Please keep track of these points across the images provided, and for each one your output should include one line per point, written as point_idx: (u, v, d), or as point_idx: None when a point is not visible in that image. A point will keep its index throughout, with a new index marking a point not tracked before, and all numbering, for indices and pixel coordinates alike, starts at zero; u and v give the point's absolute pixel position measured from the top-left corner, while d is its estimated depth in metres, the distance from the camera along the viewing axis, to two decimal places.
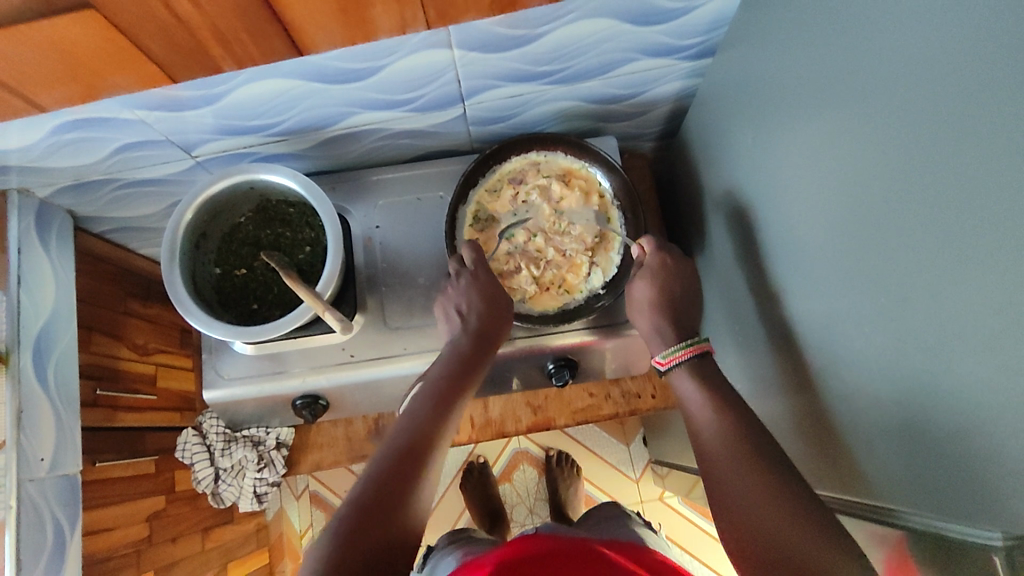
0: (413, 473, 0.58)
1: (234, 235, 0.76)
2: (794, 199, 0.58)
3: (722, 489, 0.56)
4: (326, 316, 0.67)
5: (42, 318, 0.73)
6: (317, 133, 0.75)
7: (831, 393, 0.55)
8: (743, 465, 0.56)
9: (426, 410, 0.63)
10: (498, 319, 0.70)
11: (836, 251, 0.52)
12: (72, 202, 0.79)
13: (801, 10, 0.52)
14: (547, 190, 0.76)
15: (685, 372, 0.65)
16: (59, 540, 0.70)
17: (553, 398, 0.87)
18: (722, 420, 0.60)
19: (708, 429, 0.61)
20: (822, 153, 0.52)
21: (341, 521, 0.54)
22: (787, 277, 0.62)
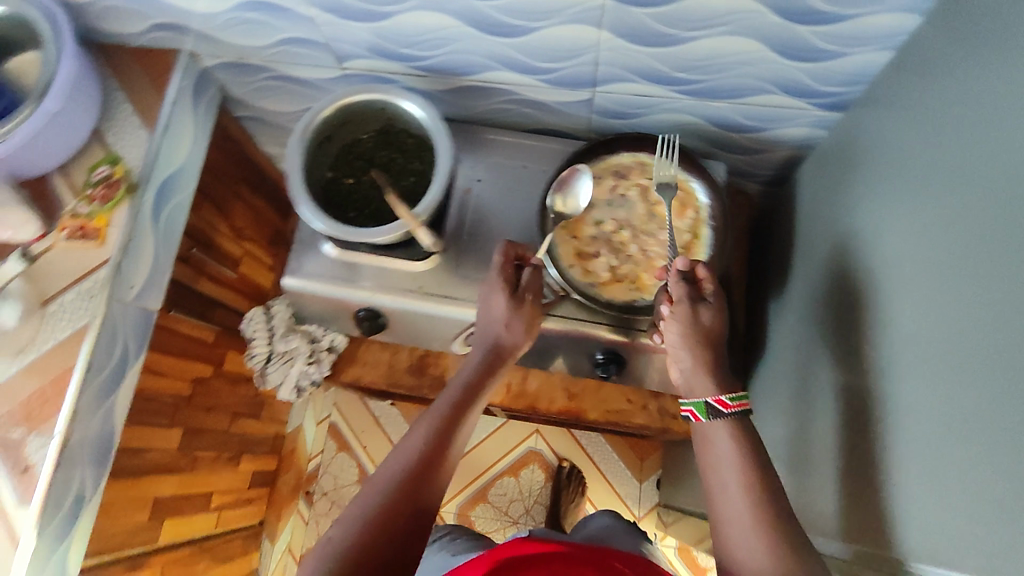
0: (421, 488, 0.60)
1: (354, 148, 0.83)
2: (892, 256, 0.59)
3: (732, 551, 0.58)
4: (419, 232, 0.72)
5: (172, 167, 0.82)
6: (455, 78, 0.80)
7: (886, 448, 0.55)
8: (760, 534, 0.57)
9: (438, 418, 0.65)
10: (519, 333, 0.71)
11: (924, 308, 0.52)
12: (226, 79, 0.88)
13: (952, 72, 0.53)
14: (646, 191, 0.78)
15: (730, 428, 0.63)
16: (120, 364, 0.75)
17: (590, 391, 0.88)
18: (750, 484, 0.60)
19: (749, 538, 0.57)
20: (937, 214, 0.52)
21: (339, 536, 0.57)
22: (866, 331, 0.61)
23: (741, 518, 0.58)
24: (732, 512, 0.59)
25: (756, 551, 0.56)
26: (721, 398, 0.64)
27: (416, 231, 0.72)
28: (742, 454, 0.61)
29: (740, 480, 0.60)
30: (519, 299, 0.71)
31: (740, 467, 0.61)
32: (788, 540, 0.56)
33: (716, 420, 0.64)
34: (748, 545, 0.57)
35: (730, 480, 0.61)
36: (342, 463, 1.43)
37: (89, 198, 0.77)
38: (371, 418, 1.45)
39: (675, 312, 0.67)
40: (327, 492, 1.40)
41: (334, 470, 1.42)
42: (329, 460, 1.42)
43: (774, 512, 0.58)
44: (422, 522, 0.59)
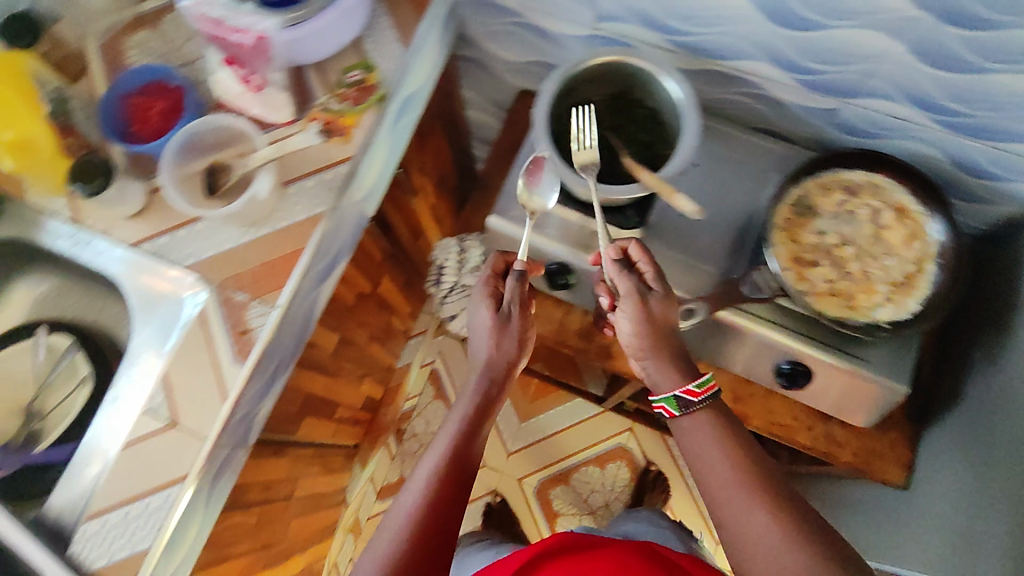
0: (448, 505, 0.63)
1: (583, 107, 0.82)
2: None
3: (736, 542, 0.60)
4: (676, 197, 0.69)
5: (411, 87, 0.84)
6: (707, 60, 0.80)
7: None
8: (769, 513, 0.59)
9: (455, 430, 0.68)
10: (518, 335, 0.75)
11: None
12: (469, 15, 0.89)
13: None
14: (877, 214, 0.77)
15: (712, 416, 0.67)
16: (333, 258, 0.80)
17: (756, 399, 0.87)
18: (737, 466, 0.62)
19: (752, 514, 0.59)
20: None
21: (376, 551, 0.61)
22: None
23: (746, 501, 0.60)
24: (729, 490, 0.61)
25: (763, 524, 0.58)
26: (688, 388, 0.67)
27: (673, 195, 0.69)
28: (727, 436, 0.65)
29: (729, 460, 0.63)
30: (507, 313, 0.75)
31: (728, 447, 0.64)
32: (794, 512, 0.59)
33: (689, 412, 0.67)
34: (750, 519, 0.59)
35: (718, 473, 0.63)
36: (435, 412, 1.48)
37: (341, 96, 0.79)
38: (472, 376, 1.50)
39: (625, 301, 0.70)
40: (418, 433, 1.47)
41: (426, 416, 1.48)
42: (423, 405, 1.48)
43: (773, 489, 0.61)
44: (448, 531, 0.63)
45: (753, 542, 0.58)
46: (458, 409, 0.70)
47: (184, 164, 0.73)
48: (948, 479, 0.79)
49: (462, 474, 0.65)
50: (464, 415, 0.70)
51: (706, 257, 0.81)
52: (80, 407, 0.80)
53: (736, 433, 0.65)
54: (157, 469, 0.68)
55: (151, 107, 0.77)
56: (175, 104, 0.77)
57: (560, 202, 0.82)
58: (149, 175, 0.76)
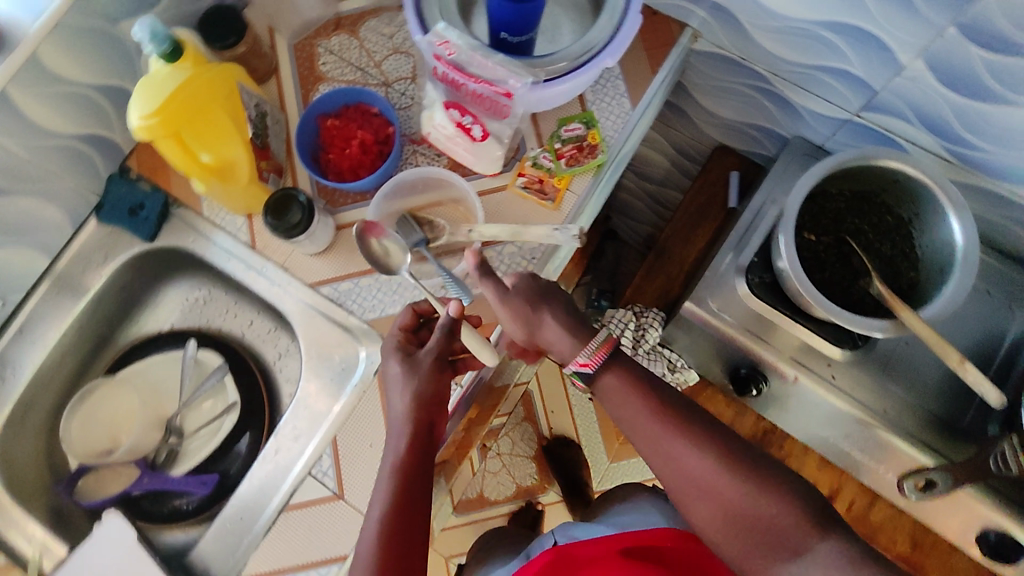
0: (419, 447, 0.56)
1: (823, 200, 0.73)
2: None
3: (701, 511, 0.52)
4: (964, 369, 0.59)
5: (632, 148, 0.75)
6: (983, 178, 0.69)
7: None
8: (705, 452, 0.52)
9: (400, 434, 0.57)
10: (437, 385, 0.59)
11: None
12: (700, 68, 0.79)
13: None
14: None
15: (616, 368, 0.57)
16: None
17: (936, 547, 0.82)
18: (657, 411, 0.55)
19: (686, 454, 0.53)
20: None
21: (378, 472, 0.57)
22: None
23: (677, 444, 0.53)
24: (660, 442, 0.54)
25: (698, 460, 0.52)
26: (579, 362, 0.56)
27: (957, 364, 0.59)
28: (640, 375, 0.57)
29: (645, 409, 0.55)
30: (420, 358, 0.59)
31: (646, 392, 0.56)
32: (726, 445, 0.53)
33: (603, 366, 0.56)
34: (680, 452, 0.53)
35: (647, 430, 0.55)
36: (523, 433, 1.42)
37: (556, 151, 0.70)
38: (568, 403, 1.42)
39: (498, 308, 0.60)
40: (502, 452, 1.40)
41: (513, 436, 1.41)
42: (511, 426, 1.41)
43: (677, 408, 0.55)
44: (423, 503, 0.54)
45: (692, 485, 0.52)
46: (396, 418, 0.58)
47: (387, 207, 0.67)
48: None
49: (416, 472, 0.55)
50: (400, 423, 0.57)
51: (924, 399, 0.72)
52: (228, 432, 0.76)
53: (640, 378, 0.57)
54: (315, 541, 0.63)
55: (352, 135, 0.69)
56: (376, 132, 0.70)
57: (770, 301, 0.72)
58: (338, 208, 0.70)
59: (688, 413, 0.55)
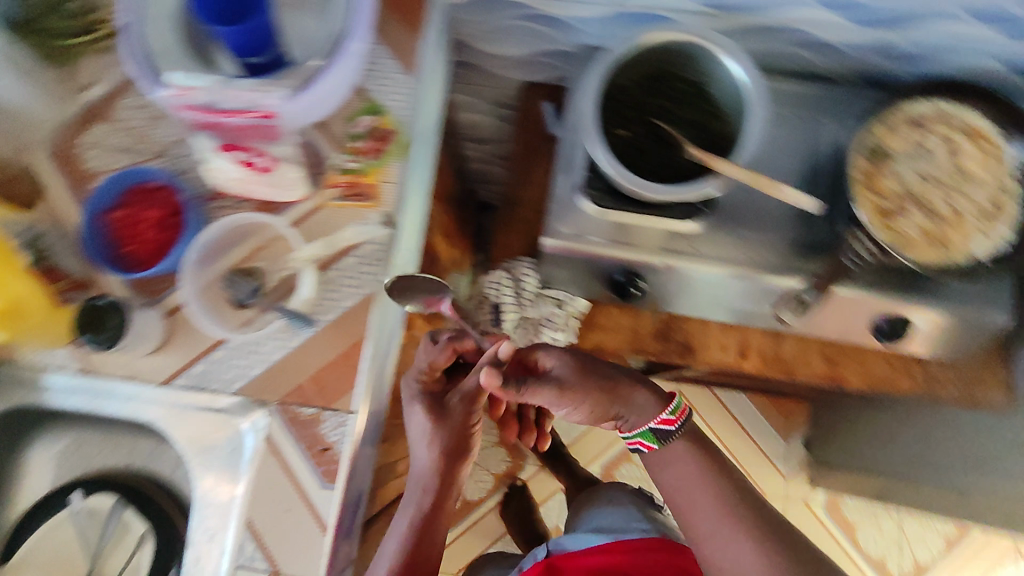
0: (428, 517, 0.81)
1: (620, 95, 0.75)
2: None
3: (713, 557, 0.72)
4: (789, 196, 0.65)
5: (429, 117, 0.74)
6: (744, 16, 0.73)
7: None
8: (748, 542, 0.70)
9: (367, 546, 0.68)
10: (455, 426, 0.81)
11: None
12: (464, 18, 0.79)
13: None
14: (952, 142, 0.74)
15: (686, 454, 0.75)
16: (394, 329, 0.70)
17: (849, 356, 0.85)
18: (707, 498, 0.73)
19: (733, 542, 0.70)
20: None
21: (399, 545, 0.79)
22: None
23: (729, 533, 0.71)
24: (705, 527, 0.72)
25: (741, 551, 0.69)
26: (665, 419, 0.75)
27: (783, 194, 0.65)
28: (715, 480, 0.74)
29: (709, 498, 0.73)
30: (449, 404, 0.81)
31: (705, 485, 0.73)
32: (772, 539, 0.70)
33: (671, 440, 0.76)
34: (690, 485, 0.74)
35: (702, 510, 0.72)
36: None
37: (356, 151, 0.68)
38: None
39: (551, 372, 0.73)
40: None
41: None
42: None
43: (738, 506, 0.72)
44: None
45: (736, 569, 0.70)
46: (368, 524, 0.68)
47: (204, 273, 0.64)
48: None
49: None
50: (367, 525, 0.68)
51: (780, 233, 0.76)
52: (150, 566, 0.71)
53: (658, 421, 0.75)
54: None
55: (142, 218, 0.65)
56: (166, 205, 0.66)
57: (613, 206, 0.72)
58: (161, 295, 0.64)
59: (727, 492, 0.73)
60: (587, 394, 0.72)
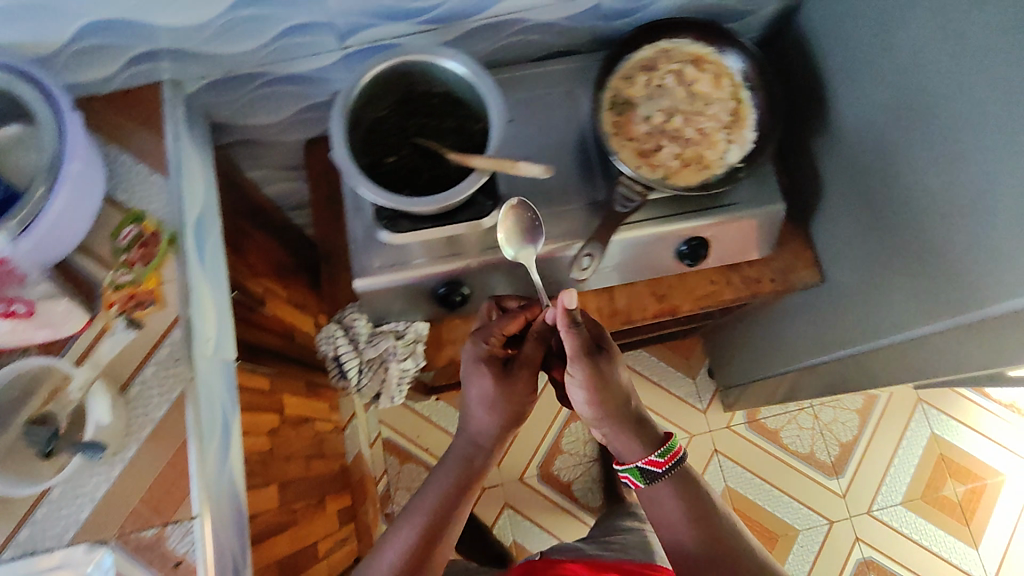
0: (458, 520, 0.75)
1: (379, 126, 0.77)
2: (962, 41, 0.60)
3: None
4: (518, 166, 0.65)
5: (197, 207, 0.73)
6: (463, 23, 0.76)
7: (1001, 224, 0.59)
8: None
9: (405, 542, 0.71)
10: (522, 395, 0.76)
11: (1013, 95, 0.56)
12: (210, 102, 0.79)
13: None
14: (681, 75, 0.79)
15: (676, 494, 0.72)
16: (224, 421, 0.70)
17: (676, 286, 0.88)
18: (695, 535, 0.72)
19: None
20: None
21: (436, 501, 0.74)
22: (939, 138, 0.65)
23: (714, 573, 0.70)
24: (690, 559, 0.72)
25: None
26: (654, 459, 0.72)
27: (513, 168, 0.65)
28: (698, 515, 0.72)
29: (693, 535, 0.72)
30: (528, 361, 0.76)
31: (691, 521, 0.72)
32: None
33: (657, 482, 0.73)
34: (684, 533, 0.72)
35: (683, 538, 0.72)
36: (411, 473, 1.39)
37: (127, 264, 0.65)
38: (423, 419, 1.42)
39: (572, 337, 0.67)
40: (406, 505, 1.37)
41: (404, 484, 1.38)
42: (395, 479, 1.38)
43: (720, 544, 0.71)
44: None
45: None
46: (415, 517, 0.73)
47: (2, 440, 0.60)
48: (838, 261, 0.85)
49: None
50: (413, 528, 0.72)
51: (569, 204, 0.80)
52: None
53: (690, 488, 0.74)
54: None
55: None
56: None
57: (411, 227, 0.74)
58: None
59: (718, 538, 0.71)
60: (591, 384, 0.69)
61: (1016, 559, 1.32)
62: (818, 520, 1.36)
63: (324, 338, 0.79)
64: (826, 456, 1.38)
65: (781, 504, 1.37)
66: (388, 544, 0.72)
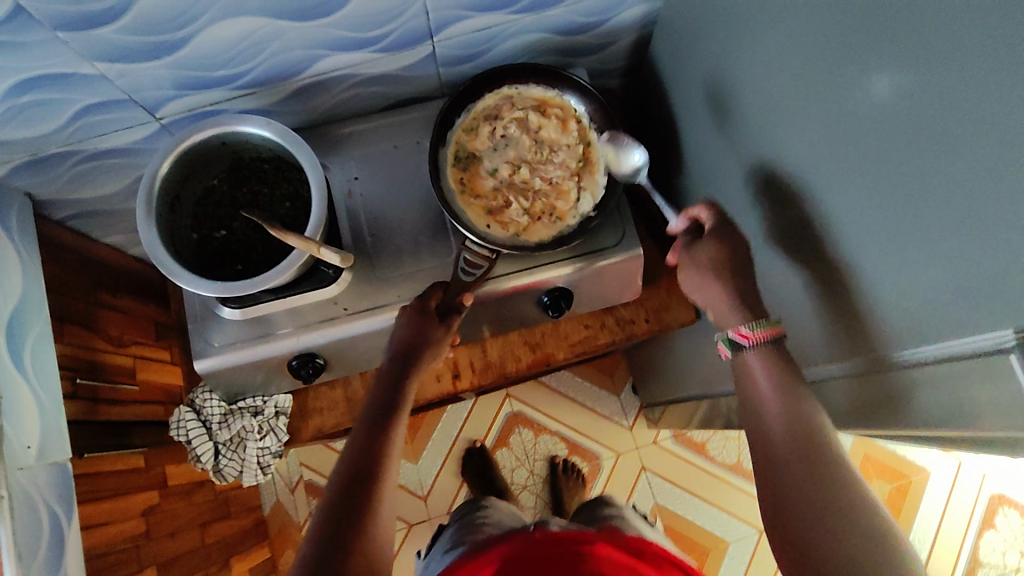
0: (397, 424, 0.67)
1: (210, 197, 0.73)
2: (778, 81, 0.58)
3: (775, 483, 0.54)
4: (323, 253, 0.64)
5: (11, 303, 0.69)
6: (286, 84, 0.72)
7: (828, 273, 0.57)
8: (815, 464, 0.53)
9: (350, 448, 0.65)
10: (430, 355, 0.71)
11: (820, 144, 0.54)
12: (29, 184, 0.75)
13: None
14: (525, 121, 0.74)
15: (764, 358, 0.59)
16: (56, 532, 0.67)
17: (550, 333, 0.86)
18: (788, 404, 0.56)
19: (790, 463, 0.54)
20: (814, 45, 0.52)
21: (382, 391, 0.69)
22: (773, 181, 0.63)
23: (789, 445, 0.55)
24: (769, 444, 0.56)
25: (815, 471, 0.53)
26: (739, 330, 0.60)
27: (318, 254, 0.64)
28: (789, 387, 0.57)
29: (777, 412, 0.56)
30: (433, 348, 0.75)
31: (776, 389, 0.57)
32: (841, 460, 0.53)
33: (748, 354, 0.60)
34: (775, 428, 0.56)
35: (773, 414, 0.56)
36: None
37: None
38: None
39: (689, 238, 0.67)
40: None
41: None
42: None
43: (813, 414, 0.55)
44: (346, 522, 0.59)
45: (797, 502, 0.53)
46: (361, 423, 0.67)
47: None
48: None
49: (362, 484, 0.62)
50: (362, 431, 0.66)
51: (422, 261, 0.77)
52: None
53: (777, 363, 0.58)
54: None
55: None
56: None
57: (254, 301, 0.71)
58: None
59: (806, 406, 0.56)
60: (732, 260, 0.64)
61: (943, 551, 1.34)
62: (747, 530, 1.35)
63: (171, 428, 0.78)
64: (752, 464, 1.37)
65: (710, 517, 1.36)
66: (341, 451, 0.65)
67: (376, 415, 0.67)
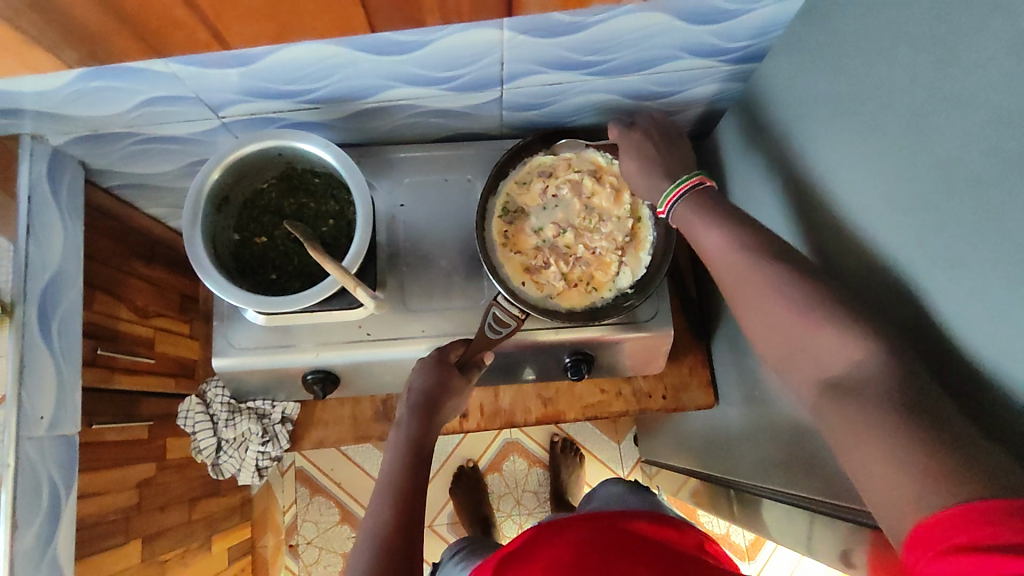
0: (417, 478, 0.64)
1: (256, 202, 0.73)
2: (825, 212, 0.57)
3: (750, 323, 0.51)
4: (357, 291, 0.65)
5: (49, 271, 0.71)
6: (349, 104, 0.72)
7: None
8: (763, 282, 0.50)
9: (381, 503, 0.61)
10: (453, 406, 0.70)
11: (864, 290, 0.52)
12: (84, 153, 0.76)
13: (850, 45, 0.52)
14: (578, 185, 0.74)
15: (691, 212, 0.58)
16: (53, 501, 0.69)
17: (564, 391, 0.86)
18: (733, 243, 0.53)
19: (746, 289, 0.51)
20: (874, 191, 0.49)
21: (405, 443, 0.66)
22: None
23: (736, 272, 0.52)
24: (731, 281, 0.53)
25: (763, 284, 0.50)
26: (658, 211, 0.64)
27: (353, 290, 0.64)
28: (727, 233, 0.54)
29: (720, 256, 0.54)
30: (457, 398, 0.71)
31: (718, 241, 0.54)
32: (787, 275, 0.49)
33: (679, 211, 0.60)
34: (757, 309, 0.50)
35: (721, 265, 0.54)
36: (319, 506, 1.37)
37: None
38: (338, 452, 1.38)
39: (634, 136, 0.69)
40: (311, 539, 1.35)
41: (312, 517, 1.36)
42: (303, 510, 1.36)
43: (751, 245, 0.52)
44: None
45: (770, 325, 0.49)
46: (385, 476, 0.64)
47: None
48: (727, 384, 0.82)
49: (404, 538, 0.59)
50: (389, 483, 0.63)
51: (451, 300, 0.76)
52: None
53: (730, 221, 0.55)
54: None
55: None
56: None
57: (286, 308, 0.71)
58: None
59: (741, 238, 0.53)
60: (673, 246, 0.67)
61: None
62: None
63: (180, 422, 0.81)
64: (740, 539, 1.35)
65: None
66: (367, 515, 0.61)
67: (402, 472, 0.64)
